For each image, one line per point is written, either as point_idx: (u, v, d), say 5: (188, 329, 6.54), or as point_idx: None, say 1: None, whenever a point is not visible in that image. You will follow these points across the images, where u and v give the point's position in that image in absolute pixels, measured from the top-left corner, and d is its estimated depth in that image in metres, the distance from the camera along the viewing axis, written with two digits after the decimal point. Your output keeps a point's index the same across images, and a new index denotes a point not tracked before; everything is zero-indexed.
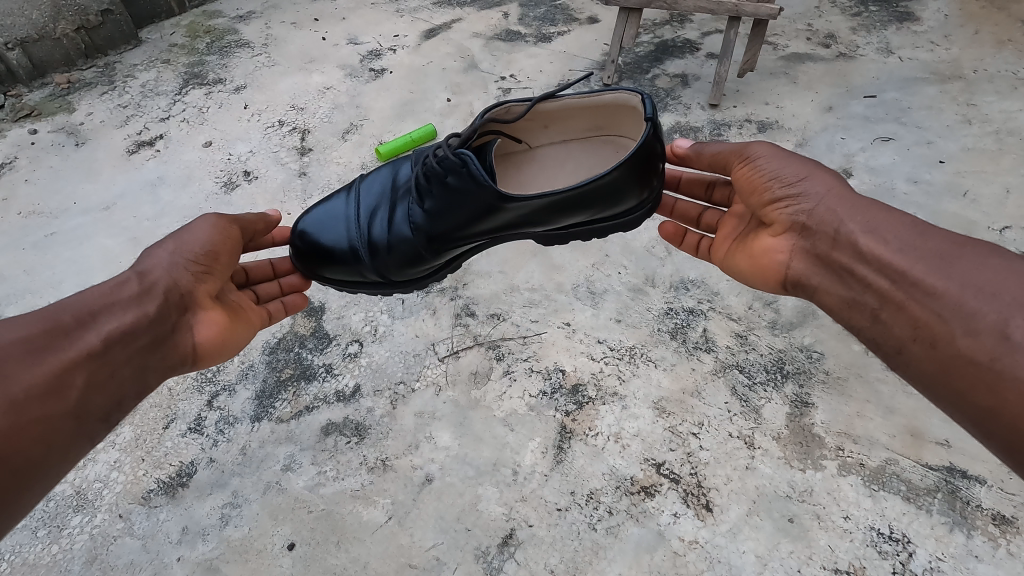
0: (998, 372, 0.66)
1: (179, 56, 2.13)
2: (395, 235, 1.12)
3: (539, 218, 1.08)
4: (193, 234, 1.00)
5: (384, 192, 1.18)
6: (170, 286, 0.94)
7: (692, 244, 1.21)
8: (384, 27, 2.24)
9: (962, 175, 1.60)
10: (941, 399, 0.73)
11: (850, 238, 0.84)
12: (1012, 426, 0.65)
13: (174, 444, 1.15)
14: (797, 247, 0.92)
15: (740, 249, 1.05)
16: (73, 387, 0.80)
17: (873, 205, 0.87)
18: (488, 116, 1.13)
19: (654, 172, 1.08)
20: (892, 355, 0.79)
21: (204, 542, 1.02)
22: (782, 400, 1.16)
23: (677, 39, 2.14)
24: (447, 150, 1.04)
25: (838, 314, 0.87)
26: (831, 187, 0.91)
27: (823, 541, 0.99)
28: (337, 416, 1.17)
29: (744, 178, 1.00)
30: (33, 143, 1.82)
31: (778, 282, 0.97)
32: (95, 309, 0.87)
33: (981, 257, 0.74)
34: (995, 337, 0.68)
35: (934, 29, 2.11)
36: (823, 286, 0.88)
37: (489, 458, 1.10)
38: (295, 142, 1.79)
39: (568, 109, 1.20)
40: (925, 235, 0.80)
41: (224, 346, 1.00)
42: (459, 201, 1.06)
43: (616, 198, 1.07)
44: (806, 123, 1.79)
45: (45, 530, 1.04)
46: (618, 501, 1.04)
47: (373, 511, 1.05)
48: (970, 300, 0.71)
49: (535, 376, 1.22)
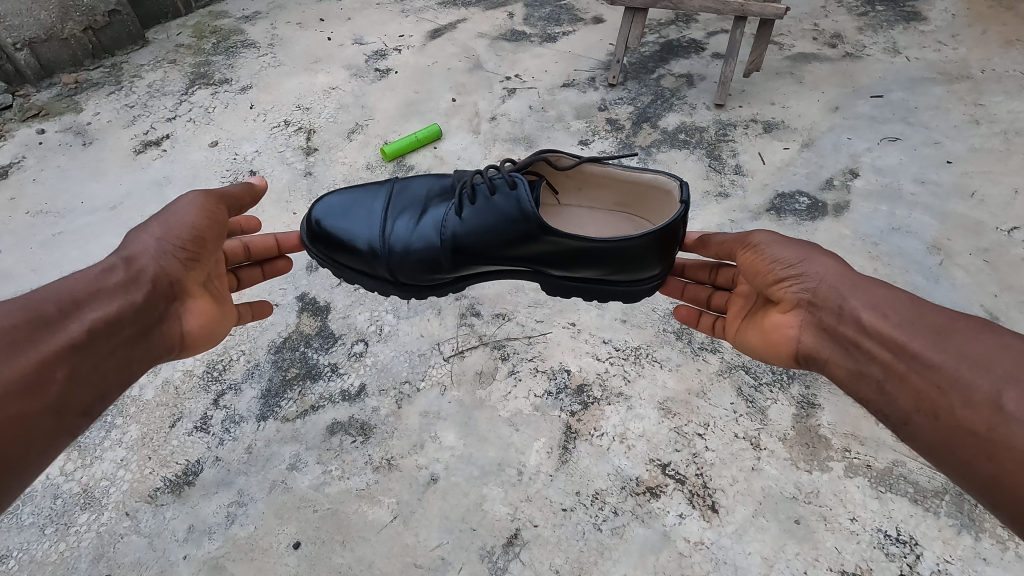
0: (998, 443, 0.66)
1: (185, 56, 2.14)
2: (420, 238, 1.12)
3: (561, 260, 1.11)
4: (178, 215, 1.01)
5: (418, 197, 1.17)
6: (157, 274, 0.95)
7: (708, 325, 1.18)
8: (389, 27, 2.25)
9: (970, 175, 1.59)
10: (949, 469, 0.72)
11: (854, 314, 0.84)
12: (1014, 497, 0.64)
13: (181, 442, 1.15)
14: (806, 322, 0.90)
15: (750, 324, 1.03)
16: (53, 381, 0.79)
17: (873, 282, 0.87)
18: (543, 157, 1.14)
19: (671, 250, 1.11)
20: (898, 426, 0.77)
21: (210, 541, 1.02)
22: (789, 401, 1.16)
23: (682, 40, 2.14)
24: (501, 172, 1.08)
25: (847, 387, 0.84)
26: (831, 266, 0.91)
27: (830, 543, 0.98)
28: (343, 414, 1.17)
29: (750, 262, 1.01)
30: (41, 143, 1.83)
31: (789, 356, 0.94)
32: (78, 298, 0.86)
33: (972, 331, 0.74)
34: (990, 408, 0.67)
35: (941, 28, 2.10)
36: (831, 358, 0.86)
37: (494, 457, 1.10)
38: (300, 142, 1.79)
39: (606, 177, 1.22)
40: (921, 309, 0.80)
41: (208, 334, 1.03)
42: (498, 222, 1.08)
43: (635, 264, 1.09)
44: (812, 123, 1.78)
45: (52, 528, 1.04)
46: (623, 501, 1.04)
47: (379, 510, 1.05)
48: (966, 372, 0.71)
49: (541, 376, 1.22)
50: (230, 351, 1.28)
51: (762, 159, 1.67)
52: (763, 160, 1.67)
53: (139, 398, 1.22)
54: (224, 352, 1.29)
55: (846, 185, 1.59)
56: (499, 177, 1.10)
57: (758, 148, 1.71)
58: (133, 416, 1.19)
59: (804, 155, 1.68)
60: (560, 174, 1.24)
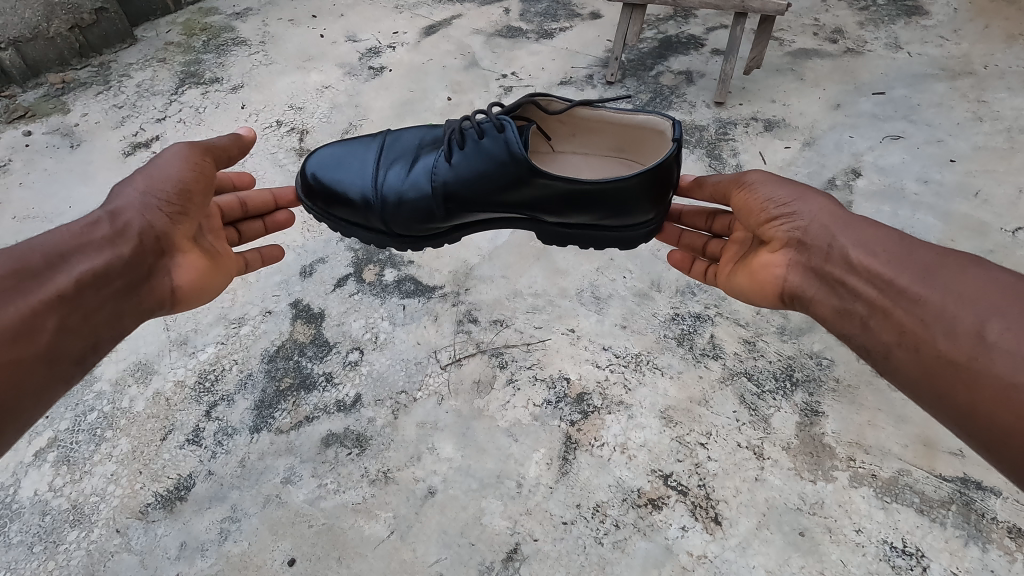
0: (977, 371, 0.65)
1: (175, 55, 2.10)
2: (411, 186, 1.09)
3: (554, 206, 1.09)
4: (164, 168, 0.99)
5: (410, 143, 1.15)
6: (143, 228, 0.93)
7: (700, 271, 1.18)
8: (383, 24, 2.20)
9: (974, 175, 1.56)
10: (924, 401, 0.72)
11: (843, 252, 0.84)
12: (988, 425, 0.64)
13: (172, 456, 1.12)
14: (794, 262, 0.90)
15: (740, 268, 1.02)
16: (44, 330, 0.78)
17: (865, 222, 0.86)
18: (533, 100, 1.14)
19: (665, 194, 1.09)
20: (879, 362, 0.78)
21: (203, 558, 1.00)
22: (793, 408, 1.14)
23: (681, 36, 2.10)
24: (489, 116, 1.06)
25: (832, 326, 0.85)
26: (824, 206, 0.91)
27: (835, 555, 0.97)
28: (338, 426, 1.15)
29: (742, 203, 1.00)
30: (28, 145, 1.79)
31: (776, 297, 0.94)
32: (65, 250, 0.85)
33: (960, 266, 0.73)
34: (972, 339, 0.67)
35: (943, 23, 2.07)
36: (817, 297, 0.87)
37: (492, 469, 1.08)
38: (293, 143, 1.76)
39: (600, 122, 1.20)
40: (913, 246, 0.79)
41: (200, 290, 1.01)
42: (488, 166, 1.06)
43: (628, 207, 1.07)
44: (813, 121, 1.75)
45: (40, 546, 1.02)
46: (624, 514, 1.02)
47: (376, 525, 1.03)
48: (950, 305, 0.70)
49: (539, 384, 1.19)
50: (223, 361, 1.26)
51: (763, 159, 1.65)
52: (763, 159, 1.64)
53: (129, 410, 1.19)
54: (216, 361, 1.26)
55: (849, 184, 1.57)
56: (485, 122, 1.08)
57: (759, 147, 1.69)
58: (123, 429, 1.16)
59: (806, 154, 1.65)
60: (553, 119, 1.21)
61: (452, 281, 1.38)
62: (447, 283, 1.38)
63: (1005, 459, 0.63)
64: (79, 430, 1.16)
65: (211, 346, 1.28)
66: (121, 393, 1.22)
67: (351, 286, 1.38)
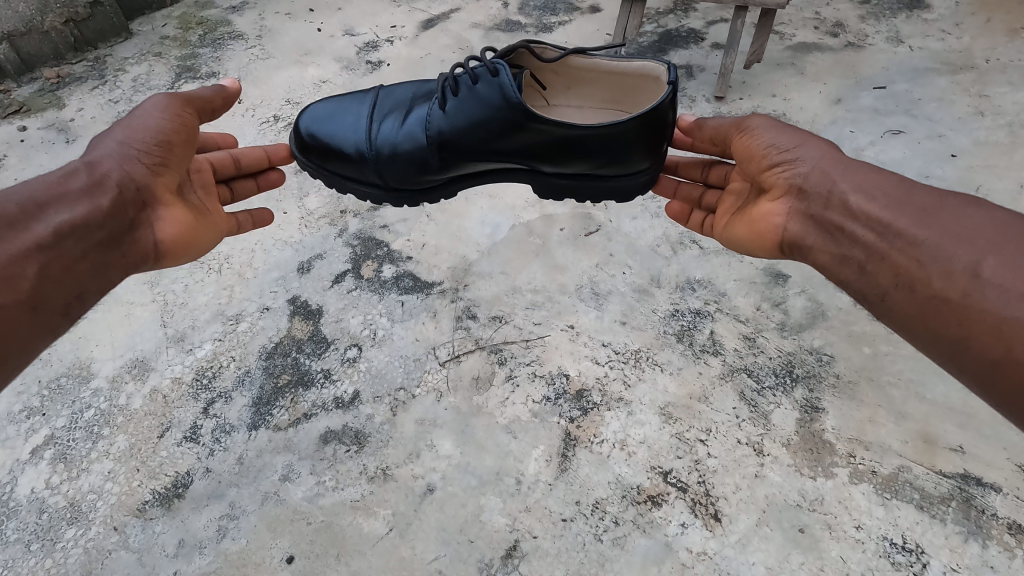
0: (971, 307, 0.68)
1: (171, 49, 2.08)
2: (408, 138, 1.08)
3: (549, 153, 1.08)
4: (143, 119, 0.98)
5: (405, 99, 1.14)
6: (122, 180, 0.93)
7: (697, 224, 1.17)
8: (381, 18, 2.19)
9: (975, 170, 1.56)
10: (917, 339, 0.75)
11: (842, 197, 0.84)
12: (978, 358, 0.67)
13: (169, 454, 1.12)
14: (792, 209, 0.91)
15: (737, 219, 1.03)
16: (24, 277, 0.79)
17: (863, 166, 0.87)
18: (527, 46, 1.13)
19: (660, 142, 1.07)
20: (875, 304, 0.80)
21: (201, 556, 1.00)
22: (793, 405, 1.14)
23: (681, 29, 2.09)
24: (484, 60, 1.05)
25: (829, 271, 0.86)
26: (822, 151, 0.91)
27: (835, 552, 0.96)
28: (337, 423, 1.14)
29: (740, 151, 0.99)
30: (23, 140, 1.77)
31: (773, 245, 0.95)
32: (43, 200, 0.85)
33: (957, 208, 0.76)
34: (967, 276, 0.69)
35: (945, 16, 2.06)
36: (815, 244, 0.87)
37: (492, 467, 1.08)
38: (290, 138, 1.74)
39: (595, 71, 1.19)
40: (909, 189, 0.81)
41: (186, 244, 1.00)
42: (484, 112, 1.05)
43: (623, 153, 1.06)
44: (813, 116, 1.74)
45: (38, 544, 1.01)
46: (624, 511, 1.02)
47: (374, 522, 1.02)
48: (947, 245, 0.73)
49: (538, 381, 1.19)
50: (220, 358, 1.25)
51: None
52: None
53: (126, 407, 1.18)
54: (213, 358, 1.25)
55: None
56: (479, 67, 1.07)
57: None
58: (120, 426, 1.15)
59: None
60: (548, 68, 1.20)
61: (451, 277, 1.38)
62: (446, 279, 1.37)
63: (992, 389, 0.66)
64: (76, 428, 1.15)
65: (208, 343, 1.28)
66: (117, 390, 1.21)
67: (349, 283, 1.37)
